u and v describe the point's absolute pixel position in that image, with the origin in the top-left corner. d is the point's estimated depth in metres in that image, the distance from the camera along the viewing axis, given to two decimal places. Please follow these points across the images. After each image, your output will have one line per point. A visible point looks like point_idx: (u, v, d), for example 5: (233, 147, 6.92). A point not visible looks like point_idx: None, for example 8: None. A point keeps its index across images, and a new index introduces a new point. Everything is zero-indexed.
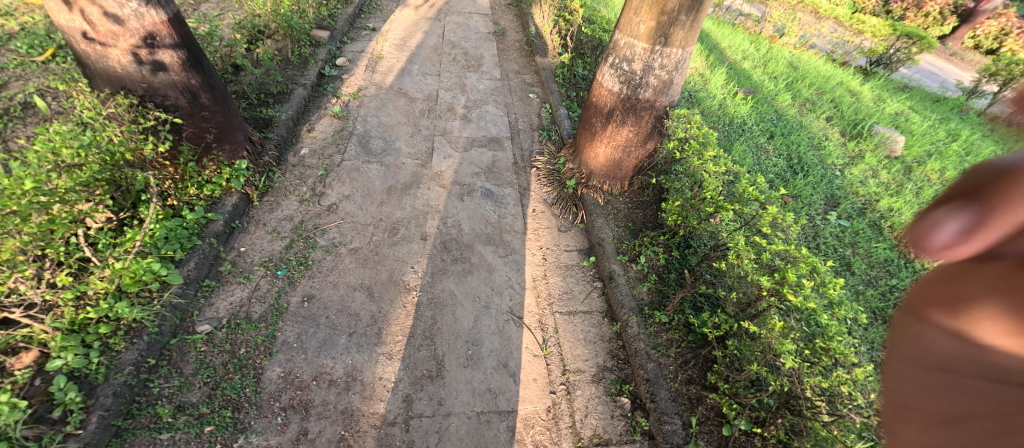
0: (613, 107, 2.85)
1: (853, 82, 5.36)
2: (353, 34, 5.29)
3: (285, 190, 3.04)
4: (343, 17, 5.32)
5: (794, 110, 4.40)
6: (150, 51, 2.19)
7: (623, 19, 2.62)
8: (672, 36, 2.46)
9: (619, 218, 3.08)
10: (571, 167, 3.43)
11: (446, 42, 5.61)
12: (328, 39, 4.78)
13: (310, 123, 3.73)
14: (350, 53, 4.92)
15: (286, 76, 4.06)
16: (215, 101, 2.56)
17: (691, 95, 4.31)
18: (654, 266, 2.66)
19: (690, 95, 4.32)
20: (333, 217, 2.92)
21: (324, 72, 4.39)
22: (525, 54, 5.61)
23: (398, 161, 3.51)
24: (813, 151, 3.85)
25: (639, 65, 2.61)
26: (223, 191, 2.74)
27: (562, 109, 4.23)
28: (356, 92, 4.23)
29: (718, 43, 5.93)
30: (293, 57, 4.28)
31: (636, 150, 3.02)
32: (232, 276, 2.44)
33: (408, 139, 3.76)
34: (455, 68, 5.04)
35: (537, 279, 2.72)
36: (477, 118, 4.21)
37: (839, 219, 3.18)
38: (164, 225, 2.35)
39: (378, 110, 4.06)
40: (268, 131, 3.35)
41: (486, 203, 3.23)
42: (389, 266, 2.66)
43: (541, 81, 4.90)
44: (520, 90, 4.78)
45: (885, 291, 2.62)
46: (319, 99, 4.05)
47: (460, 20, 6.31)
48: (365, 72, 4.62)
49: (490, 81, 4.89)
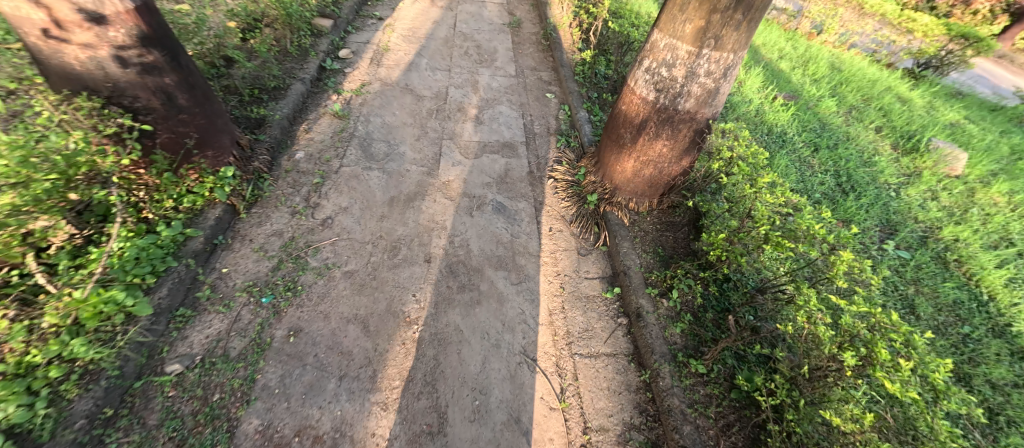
0: (646, 118, 2.49)
1: (901, 86, 4.90)
2: (358, 23, 4.95)
3: (276, 201, 2.74)
4: (348, 5, 4.99)
5: (839, 119, 3.99)
6: (113, 46, 1.87)
7: (665, 15, 2.23)
8: (724, 38, 2.08)
9: (647, 242, 2.74)
10: (593, 180, 3.10)
11: (457, 33, 5.24)
12: (330, 29, 4.44)
13: (308, 123, 3.42)
14: (355, 44, 4.58)
15: (284, 70, 3.75)
16: (195, 103, 2.26)
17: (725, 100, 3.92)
18: (688, 304, 2.35)
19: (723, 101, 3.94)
20: (328, 233, 2.62)
21: (325, 65, 4.07)
22: (543, 48, 5.23)
23: (402, 168, 3.19)
24: (864, 167, 3.45)
25: (682, 71, 2.23)
26: (206, 203, 2.46)
27: (582, 112, 3.87)
28: (359, 88, 3.91)
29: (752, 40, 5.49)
30: (293, 48, 3.96)
31: (669, 166, 2.66)
32: (210, 303, 2.15)
33: (413, 143, 3.44)
34: (467, 62, 4.68)
35: (554, 314, 2.41)
36: (490, 119, 3.87)
37: (898, 249, 2.80)
38: (135, 243, 2.05)
39: (382, 109, 3.73)
40: (261, 133, 3.04)
41: (498, 220, 2.91)
42: (387, 294, 2.36)
43: (559, 79, 4.52)
44: (537, 89, 4.41)
45: (959, 342, 2.27)
46: (318, 95, 3.74)
47: (473, 9, 5.92)
48: (370, 66, 4.29)
49: (504, 77, 4.52)
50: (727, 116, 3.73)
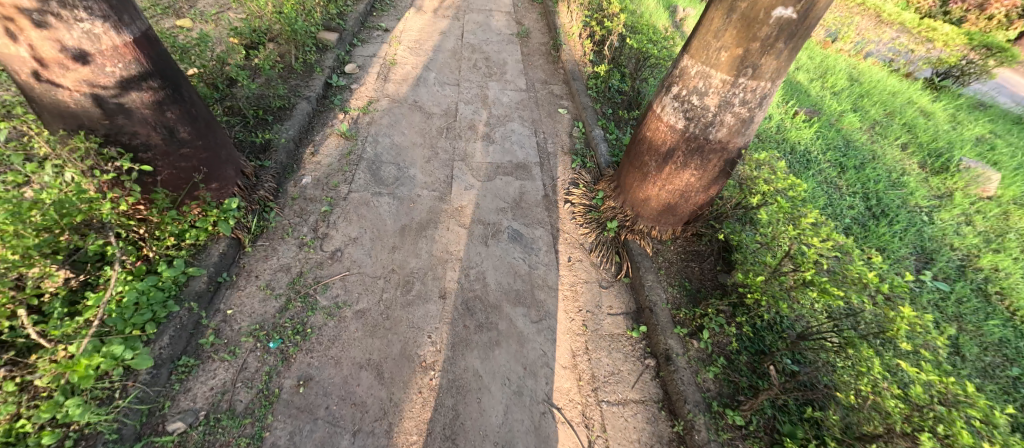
0: (674, 146, 2.36)
1: (923, 99, 4.75)
2: (364, 35, 4.84)
3: (283, 232, 2.62)
4: (354, 16, 4.88)
5: (862, 135, 3.86)
6: (111, 81, 1.74)
7: (695, 40, 2.10)
8: (762, 67, 1.94)
9: (672, 274, 2.61)
10: (612, 205, 2.96)
11: (465, 44, 5.11)
12: (336, 42, 4.32)
13: (314, 144, 3.29)
14: (361, 57, 4.46)
15: (289, 88, 3.63)
16: (197, 135, 2.13)
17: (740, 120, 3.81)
18: (720, 346, 2.21)
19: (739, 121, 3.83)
20: (338, 267, 2.49)
21: (331, 82, 3.95)
22: (553, 60, 5.10)
23: (413, 193, 3.06)
24: (892, 188, 3.32)
25: (715, 100, 2.09)
26: (209, 237, 2.32)
27: (597, 130, 3.74)
28: (366, 105, 3.79)
29: None
30: (298, 65, 3.84)
31: (697, 195, 2.53)
32: (214, 350, 2.02)
33: (424, 165, 3.31)
34: (476, 76, 4.55)
35: (578, 355, 2.28)
36: (502, 138, 3.74)
37: (936, 280, 2.67)
38: (135, 287, 1.94)
39: (390, 128, 3.61)
40: (265, 158, 2.91)
41: (514, 249, 2.78)
42: (401, 335, 2.23)
43: (572, 93, 4.39)
44: (548, 104, 4.28)
45: (1009, 387, 2.13)
46: (324, 114, 3.61)
47: (480, 19, 5.79)
48: (377, 81, 4.17)
49: (515, 92, 4.39)
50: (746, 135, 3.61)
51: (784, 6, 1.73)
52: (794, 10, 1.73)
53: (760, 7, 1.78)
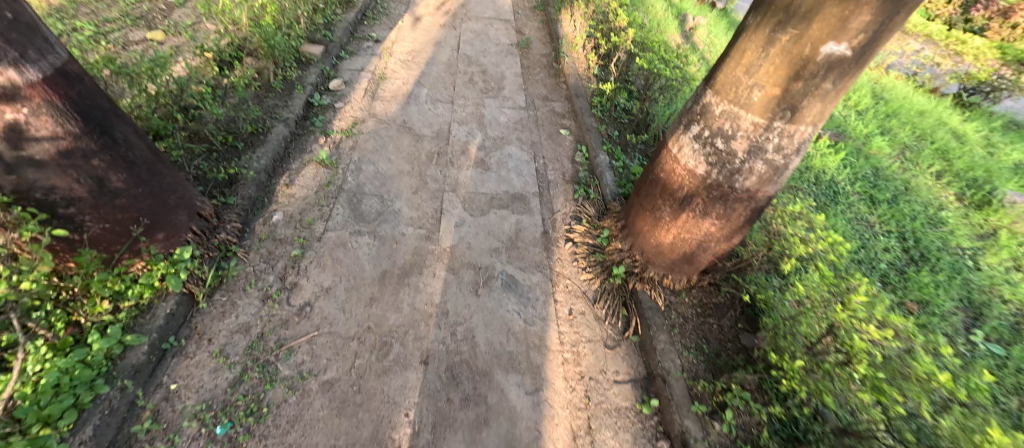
0: (693, 192, 2.03)
1: (953, 118, 4.39)
2: (353, 46, 4.54)
3: (245, 282, 2.30)
4: (342, 26, 4.58)
5: (892, 163, 3.52)
6: (15, 131, 1.42)
7: (721, 74, 1.78)
8: (803, 110, 1.61)
9: (687, 333, 2.28)
10: (619, 248, 2.64)
11: (460, 56, 4.80)
12: (321, 56, 4.02)
13: (290, 173, 2.98)
14: (348, 71, 4.15)
15: (266, 109, 3.33)
16: (134, 182, 1.83)
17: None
18: (746, 430, 1.89)
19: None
20: (305, 326, 2.18)
21: (313, 101, 3.63)
22: (555, 73, 4.78)
23: (396, 231, 2.75)
24: (931, 225, 2.98)
25: (744, 145, 1.77)
26: (155, 295, 2.02)
27: (602, 156, 3.43)
28: (350, 127, 3.48)
29: None
30: (277, 82, 3.54)
31: (717, 245, 2.20)
32: (150, 439, 1.71)
33: (411, 197, 3.00)
34: (472, 92, 4.23)
35: (579, 436, 1.96)
36: (497, 164, 3.42)
37: (989, 341, 2.33)
38: (55, 365, 1.63)
39: (375, 154, 3.30)
40: (230, 194, 2.60)
41: (508, 299, 2.47)
42: (374, 413, 1.92)
43: (574, 112, 4.08)
44: (549, 123, 3.96)
45: None
46: (303, 138, 3.30)
47: (479, 27, 5.48)
48: (364, 99, 3.85)
49: (514, 110, 4.07)
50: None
51: (837, 41, 1.41)
52: (849, 46, 1.40)
53: (807, 41, 1.45)
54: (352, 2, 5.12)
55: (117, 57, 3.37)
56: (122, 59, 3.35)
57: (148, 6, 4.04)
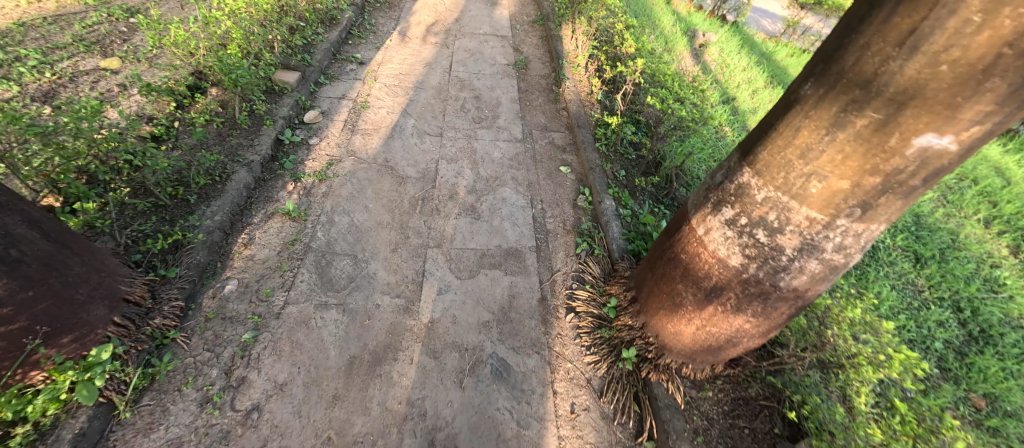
0: (724, 286, 1.64)
1: (993, 149, 4.01)
2: (335, 70, 4.19)
3: (181, 379, 1.92)
4: (323, 47, 4.23)
5: (934, 208, 3.14)
6: None
7: (763, 150, 1.40)
8: (880, 207, 1.22)
9: (713, 441, 1.90)
10: (629, 325, 2.25)
11: (452, 79, 4.42)
12: (296, 84, 3.65)
13: (251, 229, 2.60)
14: (326, 100, 3.79)
15: (227, 149, 2.95)
16: (20, 287, 1.44)
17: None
18: None
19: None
20: (251, 439, 1.80)
21: (283, 137, 3.23)
22: (555, 97, 4.41)
23: (370, 301, 2.37)
24: (987, 290, 2.59)
25: (795, 241, 1.38)
26: (58, 411, 1.63)
27: (608, 202, 3.05)
28: (324, 169, 3.11)
29: None
30: (243, 116, 3.17)
31: (750, 341, 1.81)
32: None
33: (389, 256, 2.62)
34: (463, 122, 3.85)
35: None
36: (490, 211, 3.05)
37: None
38: None
39: (352, 201, 2.93)
40: (173, 262, 2.22)
41: (498, 393, 2.08)
42: None
43: (577, 145, 3.70)
44: (548, 159, 3.59)
45: None
46: (269, 183, 2.92)
47: (473, 45, 5.12)
48: (342, 132, 3.48)
49: (509, 143, 3.70)
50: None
51: (939, 133, 1.00)
52: (957, 139, 1.00)
53: (894, 129, 1.05)
54: (336, 18, 4.76)
55: (63, 91, 3.01)
56: (68, 93, 2.99)
57: (107, 29, 3.70)
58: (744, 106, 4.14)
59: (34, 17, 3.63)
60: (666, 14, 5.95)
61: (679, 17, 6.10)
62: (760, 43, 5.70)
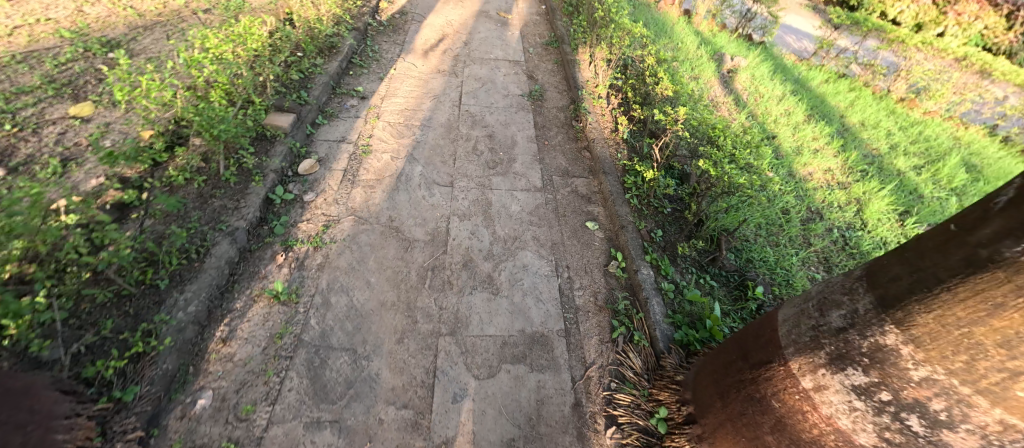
0: None
1: None
2: (334, 107, 3.83)
3: None
4: (322, 82, 3.86)
5: None
6: None
7: (922, 308, 1.00)
8: None
9: None
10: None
11: (462, 114, 4.04)
12: (291, 128, 3.27)
13: (232, 317, 2.21)
14: (325, 144, 3.41)
15: (209, 214, 2.57)
16: None
17: (836, 261, 2.77)
18: None
19: (832, 263, 2.77)
20: None
21: (274, 195, 2.85)
22: (576, 133, 4.03)
23: (371, 416, 1.96)
24: None
25: (973, 444, 0.93)
26: None
27: (646, 272, 2.64)
28: (320, 233, 2.72)
29: (845, 117, 4.34)
30: (229, 172, 2.78)
31: None
32: None
33: (395, 349, 2.22)
34: (476, 167, 3.47)
35: None
36: (509, 282, 2.65)
37: None
38: None
39: (353, 273, 2.54)
40: (133, 376, 1.83)
41: None
42: None
43: (604, 195, 3.32)
44: (572, 213, 3.20)
45: None
46: (256, 254, 2.52)
47: (485, 72, 4.75)
48: (342, 184, 3.10)
49: (527, 193, 3.31)
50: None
51: None
52: None
53: None
54: (336, 46, 4.39)
55: (24, 146, 2.65)
56: (29, 149, 2.63)
57: (82, 67, 3.34)
58: (787, 146, 3.74)
59: (2, 54, 3.28)
60: (688, 35, 5.63)
61: (703, 38, 5.73)
62: (792, 67, 5.29)
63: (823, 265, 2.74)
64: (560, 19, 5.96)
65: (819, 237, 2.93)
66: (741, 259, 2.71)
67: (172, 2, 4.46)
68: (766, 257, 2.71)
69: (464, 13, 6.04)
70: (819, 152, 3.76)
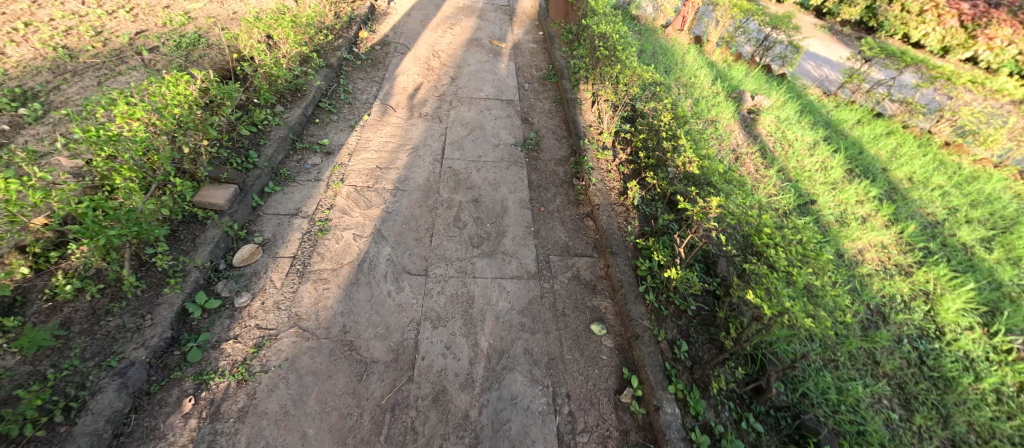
0: None
1: None
2: (291, 167, 3.24)
3: None
4: (278, 137, 3.28)
5: None
6: None
7: None
8: None
9: None
10: None
11: (444, 172, 3.45)
12: (230, 203, 2.68)
13: None
14: (273, 219, 2.82)
15: (97, 342, 1.95)
16: None
17: (914, 390, 2.15)
18: None
19: (910, 393, 2.15)
20: None
21: (193, 302, 2.24)
22: (578, 194, 3.43)
23: None
24: None
25: None
26: None
27: (671, 411, 2.02)
28: (248, 356, 2.11)
29: (891, 170, 3.77)
30: (134, 276, 2.17)
31: None
32: None
33: None
34: (456, 246, 2.87)
35: None
36: (492, 426, 2.02)
37: None
38: None
39: (283, 421, 1.92)
40: None
41: None
42: None
43: (613, 285, 2.71)
44: (573, 311, 2.59)
45: None
46: (155, 398, 1.90)
47: (474, 116, 4.18)
48: (287, 278, 2.50)
49: (518, 282, 2.70)
50: (932, 441, 1.98)
51: None
52: None
53: None
54: (301, 88, 3.83)
55: None
56: None
57: None
58: (828, 214, 3.16)
59: None
60: (701, 68, 5.08)
61: (718, 71, 5.18)
62: (819, 104, 4.73)
63: (898, 397, 2.12)
64: (559, 49, 5.40)
65: (887, 351, 2.31)
66: (793, 392, 2.09)
67: (115, 39, 3.91)
68: (826, 389, 2.08)
69: (454, 42, 5.49)
70: (865, 221, 3.17)
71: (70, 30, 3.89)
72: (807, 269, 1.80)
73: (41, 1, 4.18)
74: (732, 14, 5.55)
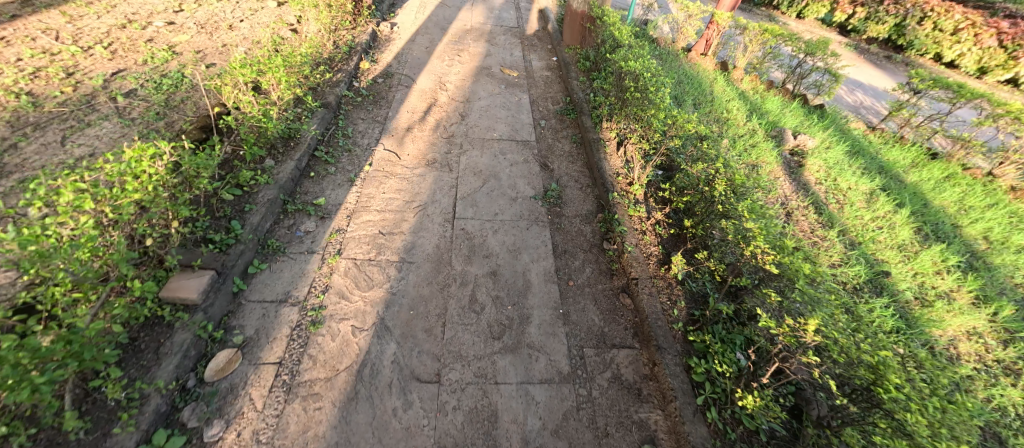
0: None
1: None
2: (280, 235, 2.80)
3: None
4: (266, 200, 2.85)
5: None
6: None
7: None
8: None
9: None
10: None
11: (457, 237, 3.01)
12: (205, 294, 2.22)
13: None
14: (256, 309, 2.38)
15: None
16: None
17: None
18: None
19: None
20: None
21: (151, 442, 1.79)
22: (610, 262, 2.99)
23: None
24: None
25: None
26: None
27: None
28: None
29: (964, 227, 3.32)
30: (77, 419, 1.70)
31: None
32: None
33: None
34: (474, 338, 2.43)
35: None
36: None
37: None
38: None
39: None
40: None
41: None
42: None
43: (662, 391, 2.26)
44: (617, 429, 2.14)
45: None
46: None
47: (487, 162, 3.75)
48: (271, 395, 2.06)
49: (549, 389, 2.26)
50: None
51: None
52: None
53: None
54: (294, 135, 3.40)
55: None
56: None
57: None
58: (906, 290, 2.71)
59: None
60: (732, 100, 4.64)
61: (750, 102, 4.74)
62: (867, 143, 4.28)
63: None
64: (576, 78, 4.97)
65: None
66: None
67: (87, 81, 3.51)
68: None
69: (462, 71, 5.07)
70: (950, 300, 2.72)
71: (37, 72, 3.48)
72: (957, 442, 1.35)
73: (9, 38, 3.80)
74: (762, 39, 5.09)
